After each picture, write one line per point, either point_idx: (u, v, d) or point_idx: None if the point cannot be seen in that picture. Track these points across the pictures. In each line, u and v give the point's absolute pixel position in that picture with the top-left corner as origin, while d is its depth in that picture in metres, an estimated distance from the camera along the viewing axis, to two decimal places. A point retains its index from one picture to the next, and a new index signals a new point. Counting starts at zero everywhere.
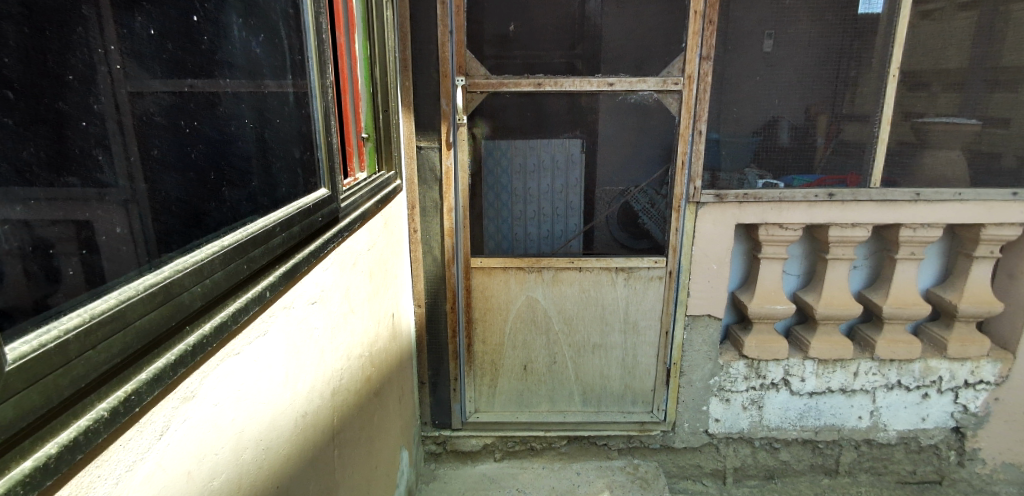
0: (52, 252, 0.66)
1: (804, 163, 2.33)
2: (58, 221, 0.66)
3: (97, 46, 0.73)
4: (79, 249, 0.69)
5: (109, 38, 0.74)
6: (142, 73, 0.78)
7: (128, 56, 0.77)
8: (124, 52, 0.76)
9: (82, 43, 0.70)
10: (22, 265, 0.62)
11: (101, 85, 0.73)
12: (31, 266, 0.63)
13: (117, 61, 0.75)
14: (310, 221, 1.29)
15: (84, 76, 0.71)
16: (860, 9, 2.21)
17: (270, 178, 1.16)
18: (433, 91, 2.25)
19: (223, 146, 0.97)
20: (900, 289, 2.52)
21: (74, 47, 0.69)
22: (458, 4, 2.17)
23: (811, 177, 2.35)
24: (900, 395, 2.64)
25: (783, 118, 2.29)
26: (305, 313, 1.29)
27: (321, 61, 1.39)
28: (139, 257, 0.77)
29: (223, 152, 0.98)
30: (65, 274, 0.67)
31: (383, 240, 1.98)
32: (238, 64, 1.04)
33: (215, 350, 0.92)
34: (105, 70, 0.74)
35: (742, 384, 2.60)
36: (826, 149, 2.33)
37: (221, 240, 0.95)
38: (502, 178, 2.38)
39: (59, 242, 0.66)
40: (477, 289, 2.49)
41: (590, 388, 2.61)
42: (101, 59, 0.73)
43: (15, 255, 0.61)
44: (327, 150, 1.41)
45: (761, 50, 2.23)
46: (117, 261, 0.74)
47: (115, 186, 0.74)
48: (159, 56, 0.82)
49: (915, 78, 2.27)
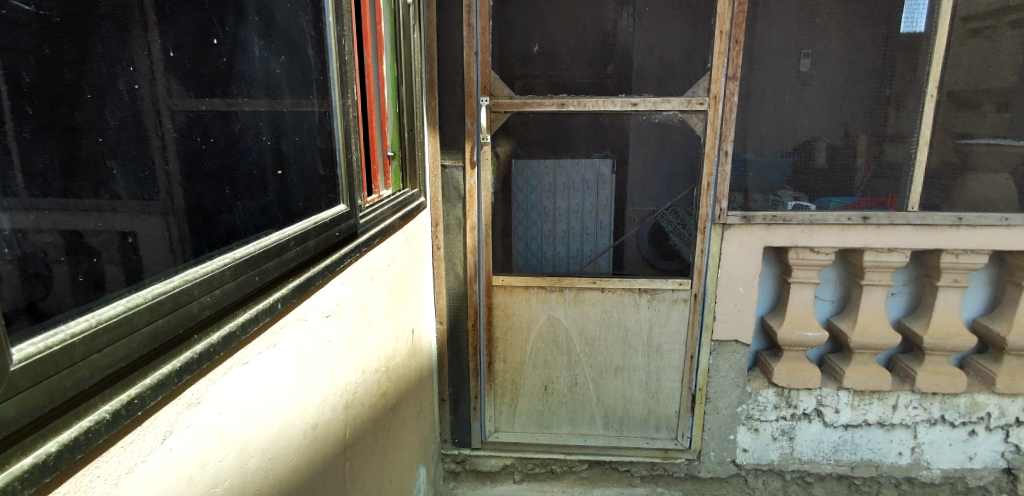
0: (94, 257, 0.73)
1: (838, 185, 2.27)
2: (102, 231, 0.73)
3: (131, 63, 0.79)
4: (121, 255, 0.76)
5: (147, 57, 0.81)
6: (182, 91, 0.86)
7: (166, 73, 0.84)
8: (163, 71, 0.83)
9: (116, 61, 0.76)
10: (68, 269, 0.69)
11: (143, 100, 0.80)
12: (75, 270, 0.70)
13: (158, 77, 0.83)
14: (327, 235, 1.33)
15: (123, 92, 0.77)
16: (899, 29, 2.15)
17: (287, 191, 1.21)
18: (458, 110, 2.30)
19: (236, 162, 1.01)
20: (942, 318, 2.38)
21: (105, 62, 0.75)
22: (483, 26, 2.22)
23: (847, 199, 2.27)
24: (944, 431, 2.49)
25: (815, 139, 2.25)
26: (319, 325, 1.32)
27: (344, 79, 1.43)
28: (173, 257, 0.85)
29: (235, 169, 1.01)
30: (107, 277, 0.74)
31: (404, 256, 2.00)
32: (258, 82, 1.09)
33: (222, 358, 0.95)
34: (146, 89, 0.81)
35: (772, 413, 2.50)
36: (864, 171, 2.26)
37: (233, 252, 0.99)
38: (529, 197, 2.39)
39: (100, 250, 0.73)
40: (499, 307, 2.48)
41: (612, 411, 2.55)
42: (141, 75, 0.80)
43: (61, 263, 0.69)
44: (346, 167, 1.45)
45: (795, 70, 2.20)
46: (154, 259, 0.81)
47: (155, 199, 0.81)
48: (187, 72, 0.89)
49: (957, 98, 2.18)
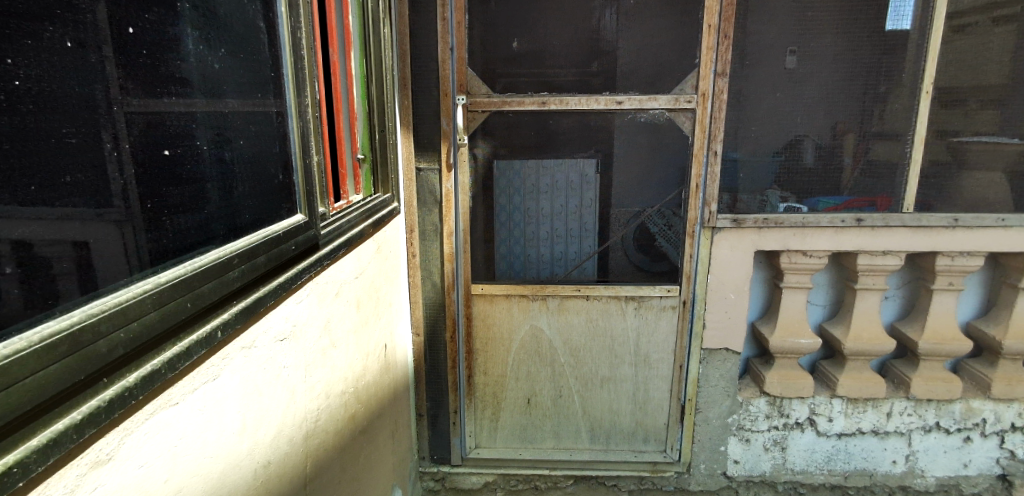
0: (48, 272, 0.69)
1: (831, 186, 2.18)
2: (55, 242, 0.69)
3: (35, 58, 0.68)
4: (77, 272, 0.72)
5: (103, 61, 0.77)
6: (137, 92, 0.81)
7: (80, 71, 0.74)
8: (121, 75, 0.79)
9: (57, 66, 0.71)
10: (17, 283, 0.66)
11: (53, 100, 0.70)
12: (27, 283, 0.67)
13: (113, 79, 0.78)
14: (280, 250, 1.19)
15: (72, 95, 0.72)
16: (888, 25, 2.06)
17: (233, 203, 1.07)
18: (433, 109, 2.16)
19: (169, 172, 0.89)
20: (937, 322, 2.30)
21: (42, 65, 0.69)
22: (459, 20, 2.09)
23: (837, 198, 2.18)
24: (939, 439, 2.41)
25: (807, 137, 2.15)
26: (272, 352, 1.17)
27: (300, 77, 1.28)
28: (129, 266, 0.80)
29: (166, 178, 0.88)
30: (60, 294, 0.70)
31: (374, 266, 1.86)
32: (195, 82, 0.95)
33: (143, 402, 0.81)
34: (101, 94, 0.76)
35: (764, 423, 2.40)
36: (853, 170, 2.17)
37: (158, 276, 0.85)
38: (512, 199, 2.26)
39: (55, 261, 0.70)
40: (479, 317, 2.35)
41: (598, 424, 2.44)
42: (48, 72, 0.69)
43: (11, 275, 0.65)
44: (304, 172, 1.31)
45: (783, 67, 2.10)
46: (109, 269, 0.77)
47: (110, 207, 0.77)
48: (139, 71, 0.82)
49: (952, 95, 2.10)
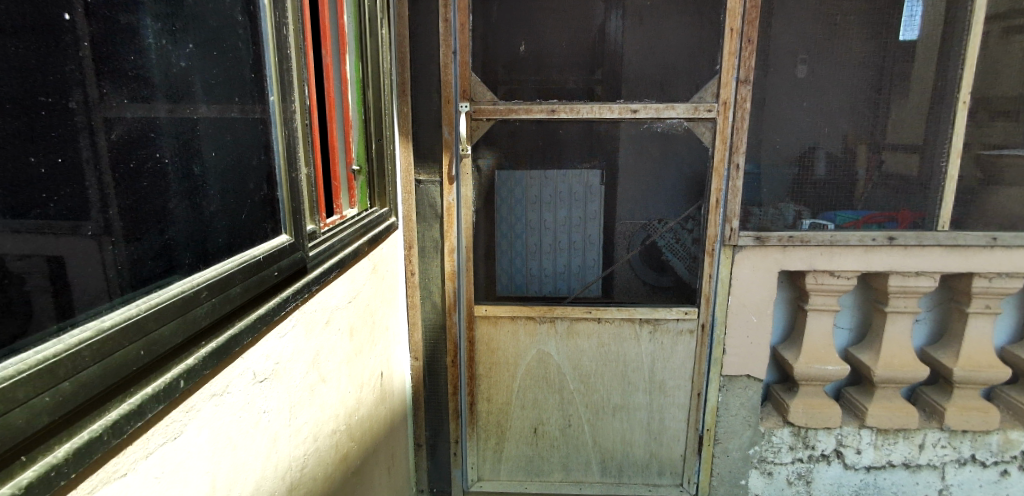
0: (18, 287, 0.61)
1: (843, 197, 2.03)
2: (27, 254, 0.62)
3: None
4: (53, 289, 0.65)
5: (81, 59, 0.69)
6: (118, 97, 0.73)
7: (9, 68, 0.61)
8: (100, 75, 0.71)
9: (27, 59, 0.63)
10: None
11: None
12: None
13: (91, 81, 0.70)
14: (260, 277, 1.03)
15: (48, 93, 0.65)
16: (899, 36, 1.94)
17: (203, 224, 0.91)
18: (433, 117, 2.01)
19: (133, 185, 0.76)
20: (972, 349, 2.15)
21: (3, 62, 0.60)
22: (463, 22, 1.95)
23: (854, 213, 2.04)
24: (974, 472, 2.26)
25: (820, 147, 2.01)
26: (250, 397, 1.01)
27: (285, 80, 1.13)
28: (107, 286, 0.72)
29: (127, 195, 0.75)
30: (35, 312, 0.63)
31: (370, 288, 1.70)
32: (156, 84, 0.81)
33: (79, 477, 0.66)
34: (80, 94, 0.69)
35: (787, 455, 2.24)
36: (868, 182, 2.03)
37: (102, 320, 0.70)
38: (518, 214, 2.12)
39: (27, 276, 0.62)
40: (482, 340, 2.19)
41: (610, 455, 2.27)
42: None
43: None
44: (290, 187, 1.16)
45: (791, 76, 1.96)
46: (89, 290, 0.69)
47: (85, 220, 0.69)
48: (105, 70, 0.72)
49: (990, 105, 1.96)
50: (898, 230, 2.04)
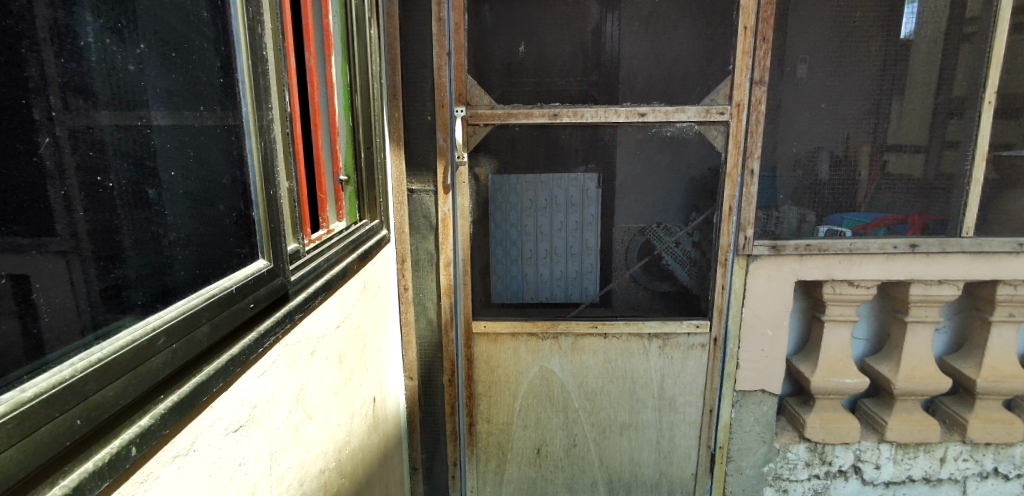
0: None
1: (848, 202, 1.92)
2: None
3: None
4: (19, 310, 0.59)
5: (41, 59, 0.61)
6: (82, 101, 0.65)
7: None
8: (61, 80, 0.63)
9: None
10: None
11: None
12: None
13: (53, 84, 0.62)
14: (233, 312, 0.90)
15: None
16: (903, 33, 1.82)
17: (162, 257, 0.78)
18: (427, 123, 1.89)
19: (101, 199, 0.67)
20: (996, 359, 2.05)
21: None
22: (458, 21, 1.81)
23: (863, 216, 1.93)
24: (997, 485, 2.16)
25: (824, 149, 1.89)
26: (222, 451, 0.88)
27: (259, 87, 0.99)
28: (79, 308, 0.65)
29: (95, 209, 0.67)
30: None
31: (360, 308, 1.57)
32: (101, 93, 0.68)
33: None
34: (38, 101, 0.61)
35: (803, 472, 2.14)
36: (869, 184, 1.91)
37: (26, 387, 0.58)
38: (517, 223, 1.99)
39: None
40: (481, 358, 2.06)
41: (617, 476, 2.15)
42: None
43: None
44: (267, 206, 1.02)
45: (794, 77, 1.85)
46: (59, 314, 0.63)
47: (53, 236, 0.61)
48: (65, 71, 0.64)
49: (1016, 104, 1.86)
50: (914, 235, 1.93)
